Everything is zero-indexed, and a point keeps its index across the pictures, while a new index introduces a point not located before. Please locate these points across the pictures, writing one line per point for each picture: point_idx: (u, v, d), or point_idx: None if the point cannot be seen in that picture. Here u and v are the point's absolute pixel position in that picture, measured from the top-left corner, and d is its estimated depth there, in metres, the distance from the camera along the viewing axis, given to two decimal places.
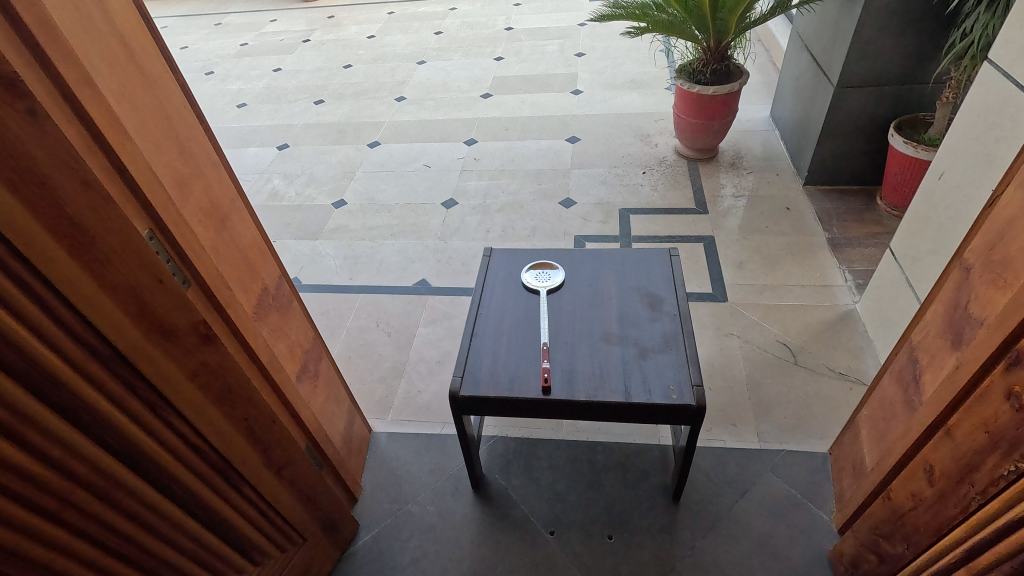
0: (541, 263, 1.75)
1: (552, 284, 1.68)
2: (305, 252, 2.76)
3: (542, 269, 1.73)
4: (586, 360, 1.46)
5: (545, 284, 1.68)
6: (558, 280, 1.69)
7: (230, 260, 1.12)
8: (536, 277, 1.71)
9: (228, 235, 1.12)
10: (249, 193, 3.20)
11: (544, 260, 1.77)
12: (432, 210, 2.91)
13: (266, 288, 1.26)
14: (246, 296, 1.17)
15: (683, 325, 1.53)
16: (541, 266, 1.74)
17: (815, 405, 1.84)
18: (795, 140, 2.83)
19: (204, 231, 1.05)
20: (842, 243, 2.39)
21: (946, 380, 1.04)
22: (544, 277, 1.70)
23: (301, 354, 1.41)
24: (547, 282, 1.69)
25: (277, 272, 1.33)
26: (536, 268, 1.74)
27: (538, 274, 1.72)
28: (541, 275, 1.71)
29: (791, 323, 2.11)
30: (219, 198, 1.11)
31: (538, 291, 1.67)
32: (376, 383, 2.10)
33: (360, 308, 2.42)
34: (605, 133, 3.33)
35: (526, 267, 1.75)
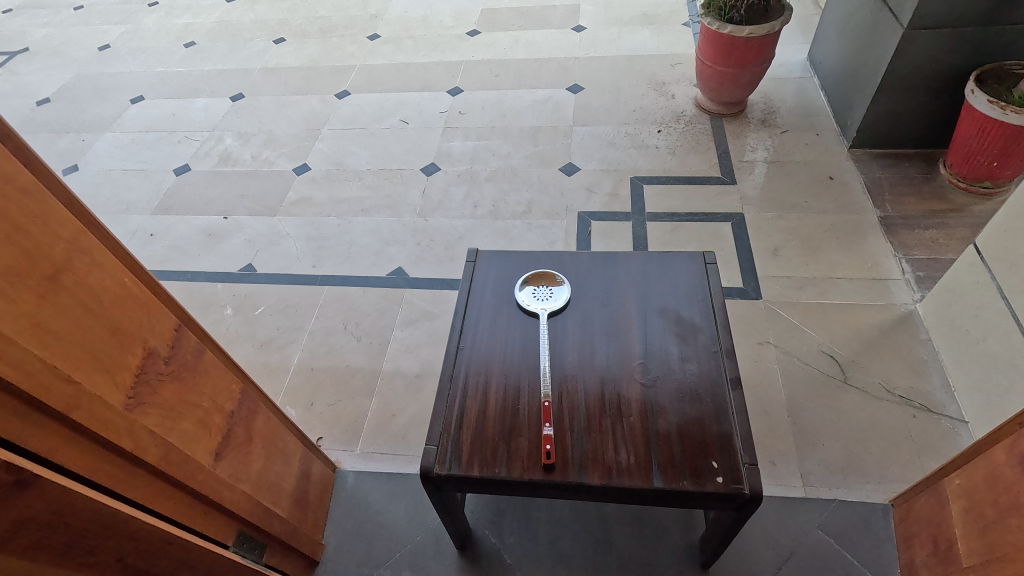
0: (541, 273, 1.37)
1: (555, 306, 1.31)
2: (262, 231, 2.35)
3: (542, 282, 1.36)
4: (602, 418, 1.11)
5: (547, 307, 1.31)
6: (563, 300, 1.32)
7: (73, 334, 0.74)
8: (534, 296, 1.33)
9: (68, 297, 0.74)
10: (196, 156, 2.74)
11: (545, 270, 1.39)
12: (410, 179, 2.48)
13: (158, 350, 0.90)
14: (115, 379, 0.80)
15: (728, 368, 1.17)
16: (542, 280, 1.36)
17: (871, 438, 1.52)
18: (841, 91, 2.37)
19: (18, 305, 0.67)
20: (897, 223, 2.01)
21: None
22: (544, 297, 1.33)
23: (221, 420, 1.06)
24: (549, 302, 1.32)
25: (174, 321, 0.95)
26: (536, 282, 1.36)
27: (538, 290, 1.35)
28: (541, 295, 1.34)
29: (839, 328, 1.76)
30: (47, 244, 0.72)
31: (537, 315, 1.30)
32: (342, 403, 1.76)
33: (326, 304, 2.05)
34: (613, 80, 2.84)
35: (522, 280, 1.37)
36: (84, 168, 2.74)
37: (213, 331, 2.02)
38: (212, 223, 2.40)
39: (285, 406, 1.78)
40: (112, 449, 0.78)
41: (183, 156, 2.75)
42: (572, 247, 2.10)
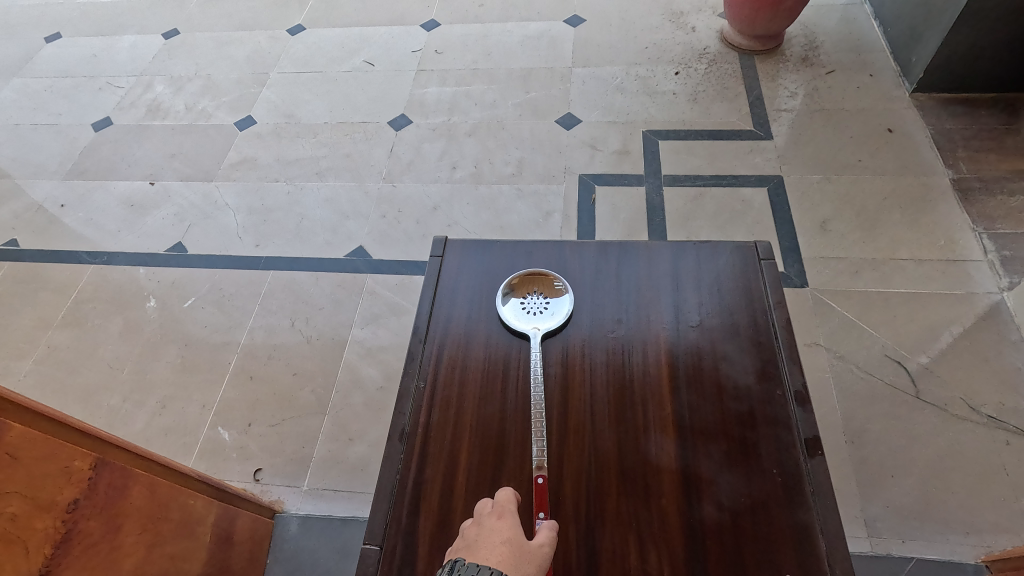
0: (533, 274, 0.98)
1: (553, 323, 0.93)
2: (195, 200, 1.94)
3: (535, 287, 0.97)
4: (620, 501, 0.76)
5: (541, 327, 0.92)
6: (564, 314, 0.94)
7: None
8: (523, 308, 0.95)
9: None
10: (119, 107, 2.28)
11: (538, 270, 0.99)
12: (376, 135, 2.05)
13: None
14: None
15: (800, 421, 0.81)
16: (535, 285, 0.97)
17: (954, 473, 1.19)
18: (904, 20, 1.93)
19: None
20: (974, 188, 1.62)
21: None
22: (538, 310, 0.94)
23: (49, 521, 0.70)
24: (544, 318, 0.94)
25: None
26: (527, 289, 0.97)
27: (529, 300, 0.96)
28: (534, 308, 0.95)
29: (907, 325, 1.40)
30: None
31: (528, 337, 0.92)
32: (286, 424, 1.42)
33: (271, 295, 1.67)
34: (619, 10, 2.36)
35: (506, 285, 0.98)
36: None
37: (131, 328, 1.64)
38: (136, 191, 1.98)
39: (216, 428, 1.43)
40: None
41: (104, 108, 2.29)
42: (572, 221, 1.71)
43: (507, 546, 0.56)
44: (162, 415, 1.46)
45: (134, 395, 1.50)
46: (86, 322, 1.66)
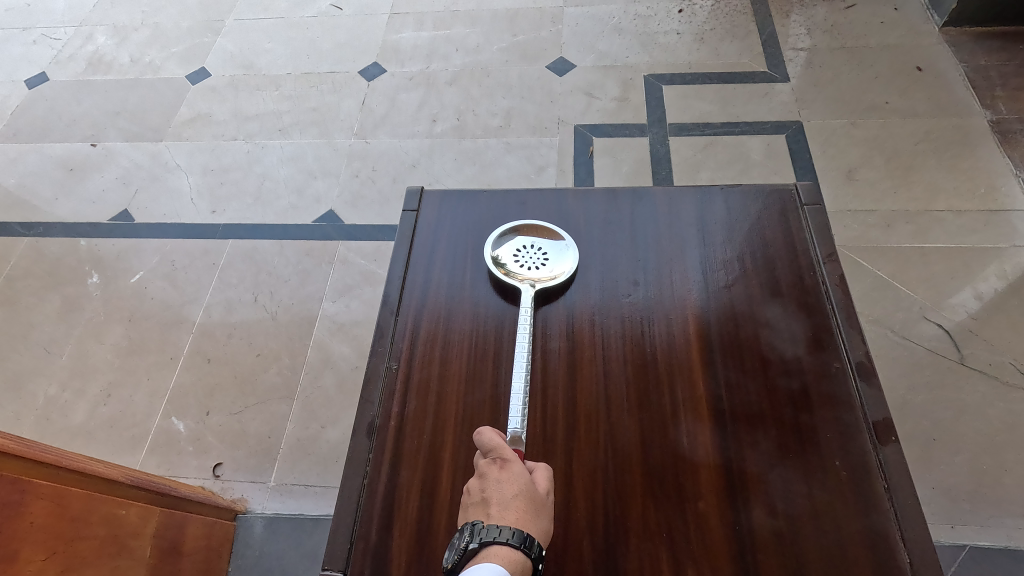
0: (527, 223, 0.80)
1: (553, 280, 0.76)
2: (143, 161, 1.72)
3: (530, 238, 0.79)
4: (646, 509, 0.60)
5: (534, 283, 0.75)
6: (566, 271, 0.77)
7: None
8: (519, 260, 0.77)
9: None
10: (56, 60, 2.02)
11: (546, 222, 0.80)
12: (345, 84, 1.83)
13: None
14: None
15: (866, 400, 0.64)
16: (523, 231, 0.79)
17: (1010, 449, 1.05)
18: None
19: None
20: (1015, 130, 1.46)
21: None
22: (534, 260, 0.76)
23: None
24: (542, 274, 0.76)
25: None
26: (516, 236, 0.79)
27: (522, 249, 0.78)
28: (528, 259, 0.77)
29: (948, 282, 1.25)
30: None
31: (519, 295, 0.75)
32: (249, 411, 1.24)
33: (229, 266, 1.48)
34: None
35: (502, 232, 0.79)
36: None
37: (70, 307, 1.44)
38: (75, 153, 1.75)
39: (169, 418, 1.25)
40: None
41: (38, 62, 2.03)
42: (568, 177, 1.52)
43: (521, 500, 0.51)
44: (106, 404, 1.28)
45: (74, 384, 1.32)
46: (18, 302, 1.45)
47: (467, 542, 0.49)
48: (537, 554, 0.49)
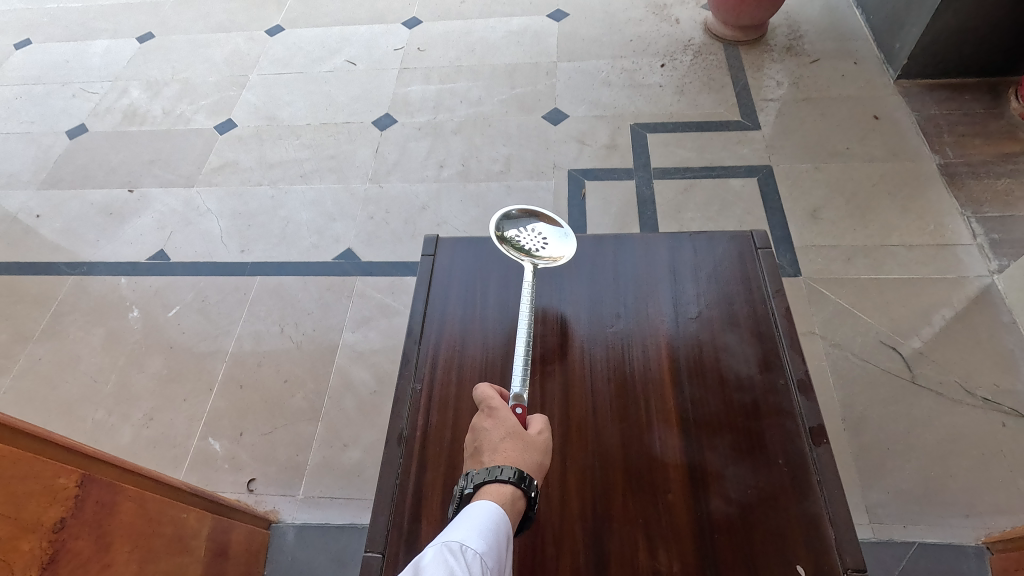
0: (522, 211, 0.99)
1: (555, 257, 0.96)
2: (177, 206, 1.89)
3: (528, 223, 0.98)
4: (626, 500, 0.74)
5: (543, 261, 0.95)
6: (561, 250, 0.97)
7: None
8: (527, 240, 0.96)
9: None
10: (95, 113, 2.22)
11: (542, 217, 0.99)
12: (360, 134, 2.02)
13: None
14: None
15: (804, 410, 0.79)
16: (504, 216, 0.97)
17: (955, 458, 1.19)
18: (886, 7, 1.93)
19: None
20: (961, 172, 1.63)
21: None
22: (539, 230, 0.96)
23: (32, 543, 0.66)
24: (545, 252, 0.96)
25: None
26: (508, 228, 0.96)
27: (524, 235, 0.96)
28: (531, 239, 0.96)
29: (901, 309, 1.40)
30: None
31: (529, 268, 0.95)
32: (278, 431, 1.38)
33: (257, 301, 1.63)
34: (603, 4, 2.35)
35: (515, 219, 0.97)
36: None
37: (114, 339, 1.59)
38: (114, 199, 1.93)
39: (206, 439, 1.39)
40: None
41: (78, 115, 2.22)
42: (562, 217, 1.68)
43: (508, 443, 0.61)
44: (148, 427, 1.42)
45: (119, 409, 1.46)
46: (66, 335, 1.60)
47: (464, 487, 0.59)
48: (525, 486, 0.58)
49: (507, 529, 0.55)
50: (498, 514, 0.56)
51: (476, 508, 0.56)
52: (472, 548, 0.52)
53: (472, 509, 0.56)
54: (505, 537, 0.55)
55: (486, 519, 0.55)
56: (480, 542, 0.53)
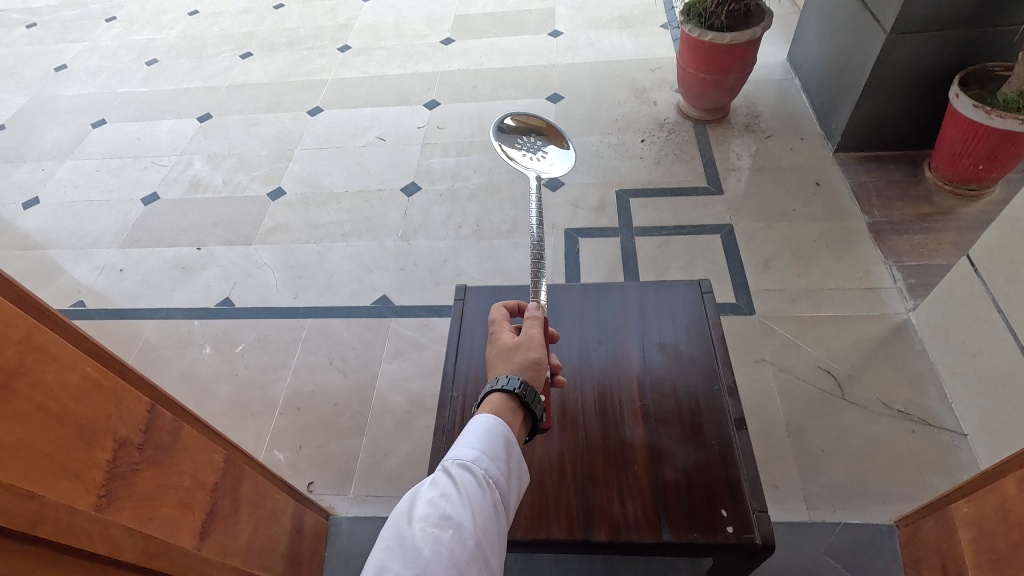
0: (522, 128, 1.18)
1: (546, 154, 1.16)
2: (238, 261, 2.26)
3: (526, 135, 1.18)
4: (605, 468, 1.06)
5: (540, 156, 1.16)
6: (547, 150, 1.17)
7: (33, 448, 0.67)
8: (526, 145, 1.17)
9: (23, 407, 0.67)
10: (165, 183, 2.62)
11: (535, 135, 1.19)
12: (391, 199, 2.41)
13: (121, 445, 0.82)
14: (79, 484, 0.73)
15: (731, 407, 1.13)
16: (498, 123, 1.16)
17: (874, 457, 1.50)
18: (824, 94, 2.35)
19: None
20: (886, 229, 1.99)
21: None
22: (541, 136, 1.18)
23: (203, 495, 1.00)
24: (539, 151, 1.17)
25: (144, 404, 0.89)
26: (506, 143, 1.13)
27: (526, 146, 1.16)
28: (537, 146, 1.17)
29: (835, 340, 1.74)
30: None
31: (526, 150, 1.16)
32: (331, 444, 1.70)
33: (308, 339, 1.97)
34: (593, 88, 2.79)
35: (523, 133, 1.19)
36: (46, 200, 2.61)
37: (191, 372, 1.92)
38: (185, 255, 2.30)
39: (271, 451, 1.70)
40: (71, 556, 0.69)
41: (150, 184, 2.63)
42: (560, 267, 2.04)
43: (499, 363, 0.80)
44: None
45: None
46: (150, 368, 1.94)
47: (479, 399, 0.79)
48: (510, 387, 0.75)
49: (492, 437, 0.70)
50: (487, 427, 0.71)
51: (468, 428, 0.72)
52: (464, 458, 0.67)
53: (464, 431, 0.71)
54: (493, 443, 0.69)
55: (478, 436, 0.70)
56: (472, 451, 0.67)
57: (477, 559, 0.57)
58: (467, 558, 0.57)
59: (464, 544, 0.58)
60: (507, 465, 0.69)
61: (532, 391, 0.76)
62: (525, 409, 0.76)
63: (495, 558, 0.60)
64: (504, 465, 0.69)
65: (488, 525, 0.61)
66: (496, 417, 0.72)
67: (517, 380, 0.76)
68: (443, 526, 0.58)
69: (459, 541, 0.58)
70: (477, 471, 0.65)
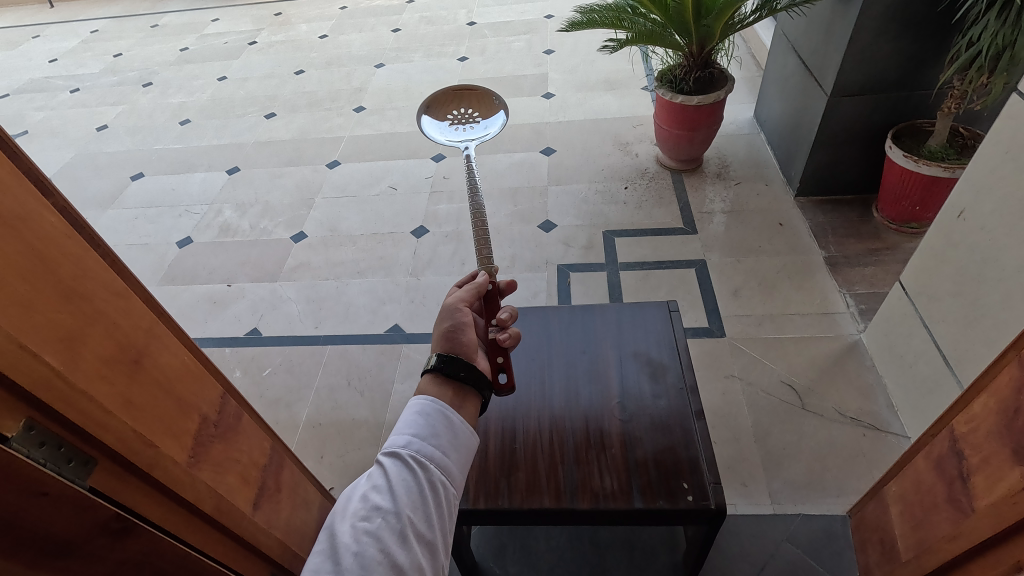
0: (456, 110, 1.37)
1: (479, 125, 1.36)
2: (265, 295, 2.51)
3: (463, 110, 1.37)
4: (588, 452, 1.28)
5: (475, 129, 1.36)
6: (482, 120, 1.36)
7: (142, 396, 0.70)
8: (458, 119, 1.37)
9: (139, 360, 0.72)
10: (198, 228, 2.92)
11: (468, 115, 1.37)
12: (402, 240, 2.69)
13: (213, 416, 0.86)
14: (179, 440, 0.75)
15: (693, 403, 1.36)
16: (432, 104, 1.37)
17: (830, 457, 1.70)
18: (784, 146, 2.67)
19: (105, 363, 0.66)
20: (841, 262, 2.26)
21: (999, 499, 0.86)
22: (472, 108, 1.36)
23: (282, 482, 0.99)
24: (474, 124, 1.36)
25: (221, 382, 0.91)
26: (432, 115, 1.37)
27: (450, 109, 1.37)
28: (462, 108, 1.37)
29: (796, 358, 1.97)
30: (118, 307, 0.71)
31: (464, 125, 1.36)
32: (349, 454, 1.90)
33: (329, 363, 2.20)
34: (582, 142, 3.12)
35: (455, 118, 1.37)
36: None
37: None
38: (216, 291, 2.56)
39: None
40: (189, 510, 0.70)
41: (185, 229, 2.92)
42: (554, 298, 2.29)
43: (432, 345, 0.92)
44: None
45: None
46: None
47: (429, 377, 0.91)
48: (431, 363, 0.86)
49: (423, 420, 0.79)
50: (420, 409, 0.80)
51: (404, 414, 0.81)
52: (397, 444, 0.76)
53: (400, 418, 0.80)
54: (423, 426, 0.78)
55: (411, 424, 0.78)
56: (403, 437, 0.76)
57: (406, 537, 0.67)
58: (395, 538, 0.67)
59: (391, 527, 0.67)
60: (441, 441, 0.78)
61: (449, 359, 0.85)
62: (451, 380, 0.85)
63: (425, 531, 0.69)
64: (438, 442, 0.78)
65: (417, 504, 0.71)
66: (428, 398, 0.81)
67: (436, 354, 0.86)
68: (370, 518, 0.68)
69: (386, 527, 0.67)
70: (406, 455, 0.74)
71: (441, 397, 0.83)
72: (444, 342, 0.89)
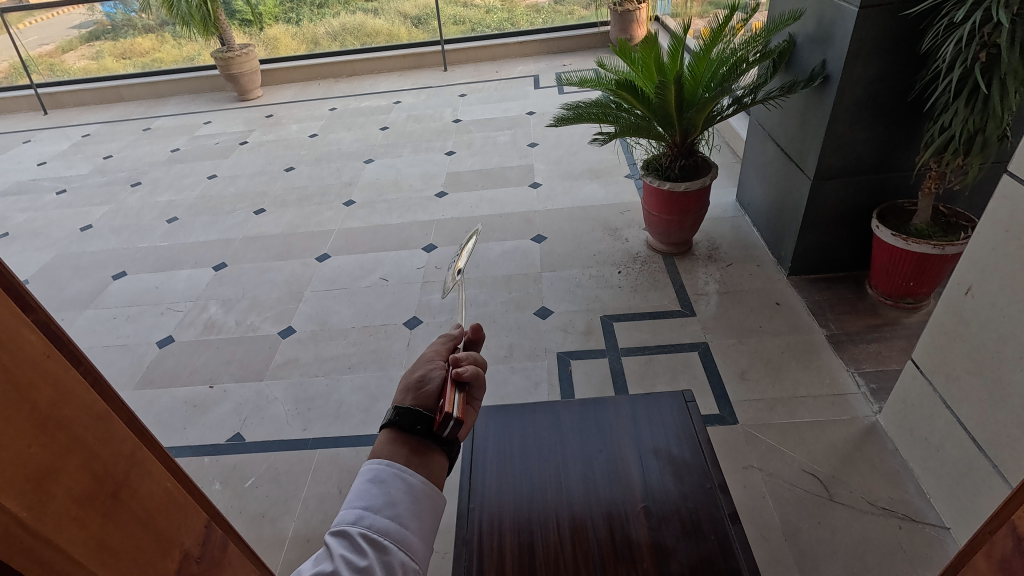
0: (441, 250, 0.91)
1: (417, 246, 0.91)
2: (250, 396, 2.37)
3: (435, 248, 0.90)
4: (616, 567, 1.15)
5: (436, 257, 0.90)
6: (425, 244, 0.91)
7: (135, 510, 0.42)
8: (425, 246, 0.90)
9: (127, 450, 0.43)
10: (180, 327, 2.81)
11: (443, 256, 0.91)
12: (395, 332, 2.62)
13: (197, 549, 0.48)
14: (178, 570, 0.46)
15: (724, 503, 1.25)
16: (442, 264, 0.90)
17: (867, 554, 1.57)
18: (771, 227, 2.73)
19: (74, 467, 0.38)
20: (843, 340, 2.24)
21: None
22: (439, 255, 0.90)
23: None
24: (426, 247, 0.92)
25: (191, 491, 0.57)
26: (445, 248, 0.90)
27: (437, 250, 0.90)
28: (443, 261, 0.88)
29: (814, 445, 1.87)
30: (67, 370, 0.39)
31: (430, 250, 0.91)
32: None
33: (318, 469, 2.04)
34: (572, 228, 3.17)
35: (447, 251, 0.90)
36: None
37: None
38: (197, 394, 2.41)
39: None
40: None
41: (166, 329, 2.81)
42: (555, 388, 2.20)
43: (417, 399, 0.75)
44: None
45: None
46: None
47: None
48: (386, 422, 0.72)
49: (377, 489, 0.64)
50: (376, 475, 0.66)
51: (354, 483, 0.67)
52: (346, 522, 0.61)
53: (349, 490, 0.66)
54: (375, 495, 0.64)
55: (366, 488, 0.65)
56: (352, 512, 0.62)
57: None
58: None
59: None
60: (398, 510, 0.64)
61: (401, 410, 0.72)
62: (407, 437, 0.70)
63: None
64: (395, 511, 0.63)
65: None
66: (381, 463, 0.67)
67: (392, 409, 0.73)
68: None
69: None
70: (357, 534, 0.60)
71: (395, 459, 0.68)
72: (406, 392, 0.76)
